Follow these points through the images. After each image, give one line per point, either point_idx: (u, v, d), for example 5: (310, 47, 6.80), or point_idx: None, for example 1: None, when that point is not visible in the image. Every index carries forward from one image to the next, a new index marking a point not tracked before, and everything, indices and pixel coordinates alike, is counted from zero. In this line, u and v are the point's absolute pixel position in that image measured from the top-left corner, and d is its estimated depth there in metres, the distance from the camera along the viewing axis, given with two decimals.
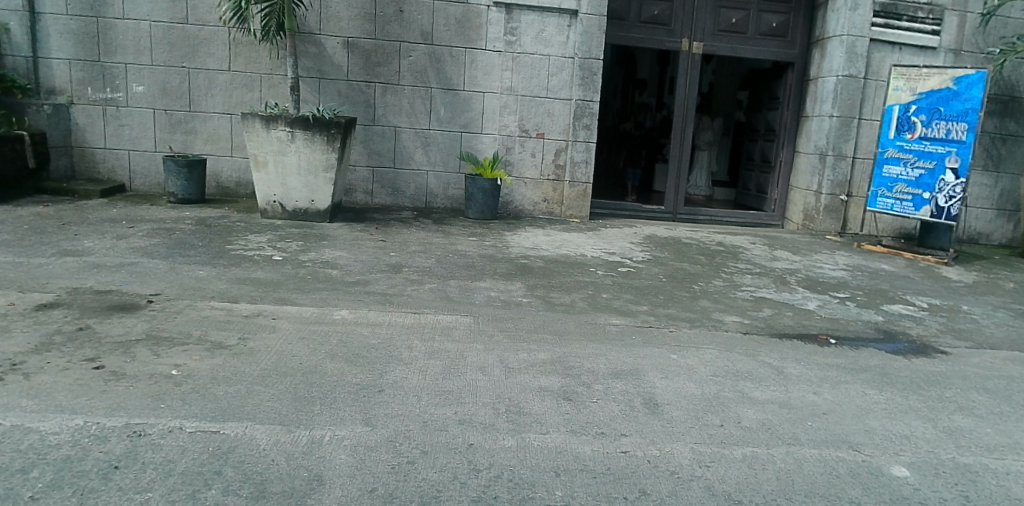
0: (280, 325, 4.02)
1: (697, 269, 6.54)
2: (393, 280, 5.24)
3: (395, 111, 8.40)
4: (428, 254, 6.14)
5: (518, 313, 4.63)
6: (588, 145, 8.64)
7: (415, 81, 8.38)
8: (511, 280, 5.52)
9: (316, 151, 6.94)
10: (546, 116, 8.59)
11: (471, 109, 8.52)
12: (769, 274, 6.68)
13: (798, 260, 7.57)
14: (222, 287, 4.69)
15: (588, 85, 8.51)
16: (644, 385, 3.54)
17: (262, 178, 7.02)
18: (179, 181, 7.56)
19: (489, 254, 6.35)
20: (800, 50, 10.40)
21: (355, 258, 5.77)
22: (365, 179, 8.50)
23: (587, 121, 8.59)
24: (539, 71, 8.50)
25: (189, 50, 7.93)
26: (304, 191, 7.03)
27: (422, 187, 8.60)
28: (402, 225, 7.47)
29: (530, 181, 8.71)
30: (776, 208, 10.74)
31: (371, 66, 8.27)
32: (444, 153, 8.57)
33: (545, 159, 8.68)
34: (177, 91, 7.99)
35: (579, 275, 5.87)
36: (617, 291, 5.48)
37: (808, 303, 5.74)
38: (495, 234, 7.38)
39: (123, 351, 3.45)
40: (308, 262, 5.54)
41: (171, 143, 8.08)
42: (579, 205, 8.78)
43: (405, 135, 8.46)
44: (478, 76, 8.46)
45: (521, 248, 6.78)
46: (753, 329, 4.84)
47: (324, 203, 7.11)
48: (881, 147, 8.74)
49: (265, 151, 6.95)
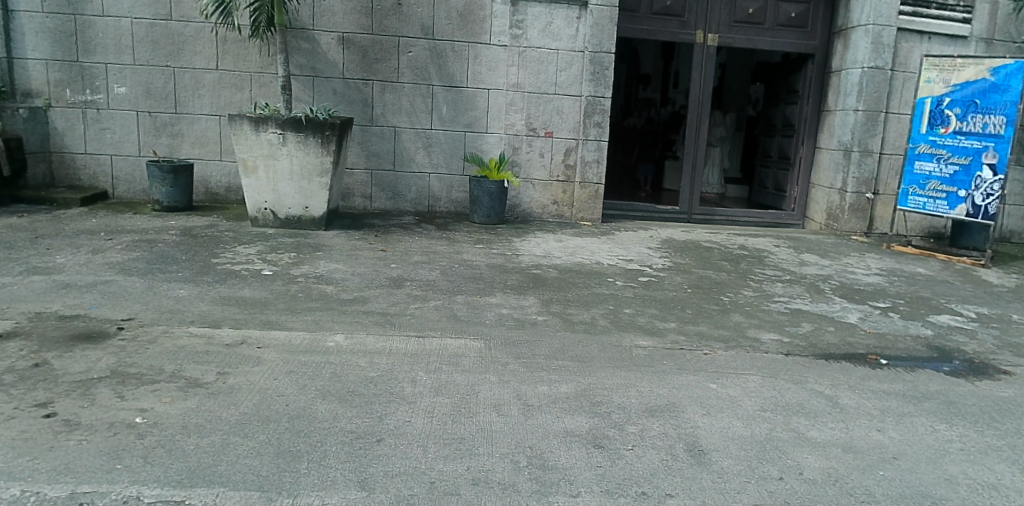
0: (265, 355, 3.55)
1: (722, 277, 6.06)
2: (394, 297, 4.76)
3: (395, 110, 7.92)
4: (432, 265, 5.66)
5: (534, 335, 4.16)
6: (600, 144, 8.16)
7: (416, 78, 7.90)
8: (523, 293, 5.04)
9: (310, 155, 6.48)
10: (555, 113, 8.10)
11: (475, 107, 8.03)
12: (800, 282, 6.19)
13: (827, 265, 7.08)
14: (202, 309, 4.23)
15: (599, 80, 8.02)
16: (684, 425, 3.07)
17: (252, 184, 6.55)
18: (164, 187, 7.10)
19: (498, 264, 5.88)
20: (820, 41, 9.88)
21: (352, 272, 5.30)
22: (364, 183, 8.03)
23: (598, 118, 8.10)
24: (547, 65, 8.01)
25: (173, 48, 7.47)
26: (297, 197, 6.56)
27: (424, 191, 8.13)
28: (403, 232, 7.00)
29: (538, 183, 8.23)
30: (796, 207, 10.26)
31: (369, 62, 7.79)
32: (448, 154, 8.09)
33: (554, 159, 8.20)
34: (161, 92, 7.54)
35: (596, 287, 5.39)
36: (640, 305, 5.00)
37: (847, 316, 5.25)
38: (503, 241, 6.90)
39: (79, 393, 2.99)
40: (300, 277, 5.07)
41: (157, 147, 7.63)
42: (591, 208, 8.30)
43: (406, 136, 7.99)
44: (482, 72, 7.97)
45: (531, 256, 6.31)
46: (794, 349, 4.36)
47: (319, 210, 6.64)
48: (912, 143, 8.24)
49: (255, 155, 6.49)
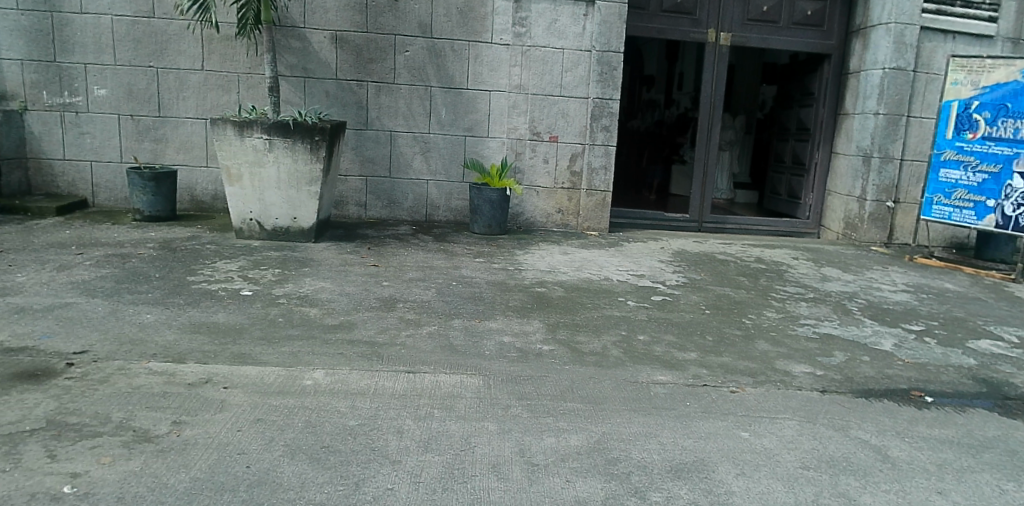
0: (231, 400, 3.10)
1: (742, 296, 5.61)
2: (384, 322, 4.31)
3: (390, 113, 7.47)
4: (428, 283, 5.21)
5: (538, 369, 3.69)
6: (608, 149, 7.71)
7: (413, 79, 7.45)
8: (527, 317, 4.59)
9: (299, 162, 6.03)
10: (560, 117, 7.64)
11: (475, 110, 7.59)
12: (826, 300, 5.73)
13: (851, 280, 6.61)
14: (167, 339, 3.78)
15: (607, 81, 7.57)
16: (715, 491, 2.62)
17: (236, 193, 6.09)
18: (145, 196, 6.65)
19: (500, 282, 5.42)
20: (837, 41, 9.40)
21: (339, 292, 4.85)
22: (357, 190, 7.57)
23: (606, 122, 7.65)
24: (552, 65, 7.55)
25: (156, 47, 7.03)
26: (284, 207, 6.11)
27: (422, 198, 7.67)
28: (398, 244, 6.55)
29: (542, 190, 7.77)
30: (811, 215, 9.79)
31: (362, 62, 7.34)
32: (446, 160, 7.64)
33: (559, 165, 7.74)
34: (144, 94, 7.10)
35: (606, 308, 4.92)
36: (656, 330, 4.53)
37: (882, 342, 4.79)
38: (505, 254, 6.44)
39: (5, 452, 2.55)
40: (282, 298, 4.62)
41: (139, 153, 7.19)
42: (597, 216, 7.84)
43: (403, 140, 7.54)
44: (483, 73, 7.53)
45: (535, 272, 5.86)
46: (830, 385, 3.89)
47: (307, 221, 6.19)
48: (938, 149, 7.73)
49: (239, 163, 6.04)
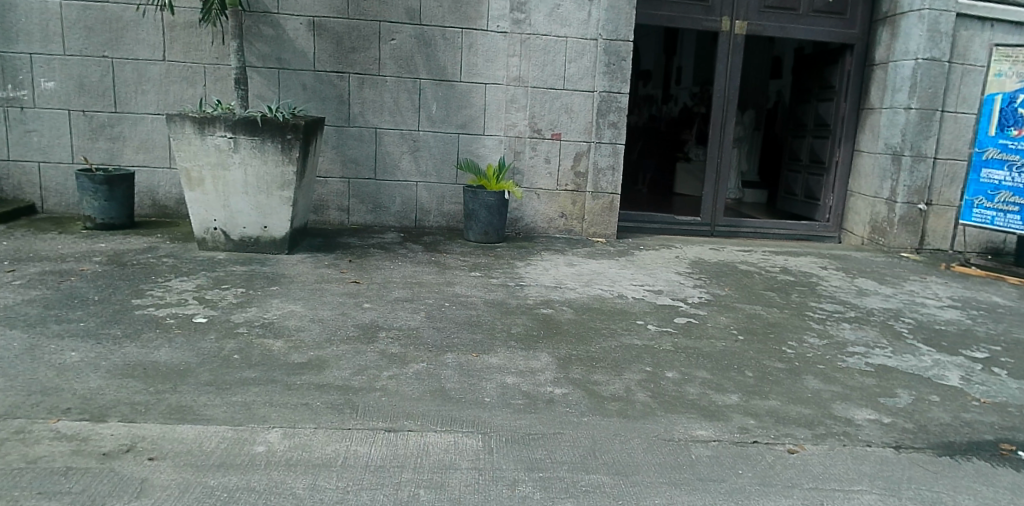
0: (154, 478, 2.40)
1: (775, 318, 4.93)
2: (362, 357, 3.59)
3: (375, 109, 6.74)
4: (416, 305, 4.51)
5: (551, 424, 2.99)
6: (615, 148, 7.01)
7: (400, 70, 6.72)
8: (533, 347, 3.89)
9: (270, 164, 5.31)
10: (564, 112, 6.93)
11: (470, 105, 6.87)
12: (869, 322, 5.05)
13: (889, 295, 5.94)
14: (88, 386, 3.05)
15: (615, 73, 6.86)
16: None
17: (198, 199, 5.37)
18: (97, 201, 5.91)
19: (500, 303, 4.72)
20: (860, 30, 8.72)
21: (311, 318, 4.13)
22: (339, 193, 6.85)
23: (614, 118, 6.94)
24: (554, 55, 6.83)
25: (111, 36, 6.28)
26: (253, 215, 5.40)
27: (411, 202, 6.95)
28: (383, 255, 5.83)
29: (544, 193, 7.07)
30: (831, 217, 9.12)
31: (344, 52, 6.61)
32: (438, 160, 6.92)
33: (562, 166, 7.04)
34: (98, 87, 6.35)
35: (624, 336, 4.21)
36: (686, 364, 3.84)
37: (947, 375, 4.11)
38: (504, 266, 5.73)
39: None
40: (242, 327, 3.90)
41: (93, 152, 6.44)
42: (604, 221, 7.14)
43: (389, 138, 6.81)
44: (478, 63, 6.80)
45: (539, 289, 5.15)
46: (904, 438, 3.21)
47: (279, 230, 5.47)
48: (979, 147, 7.07)
49: (200, 165, 5.31)
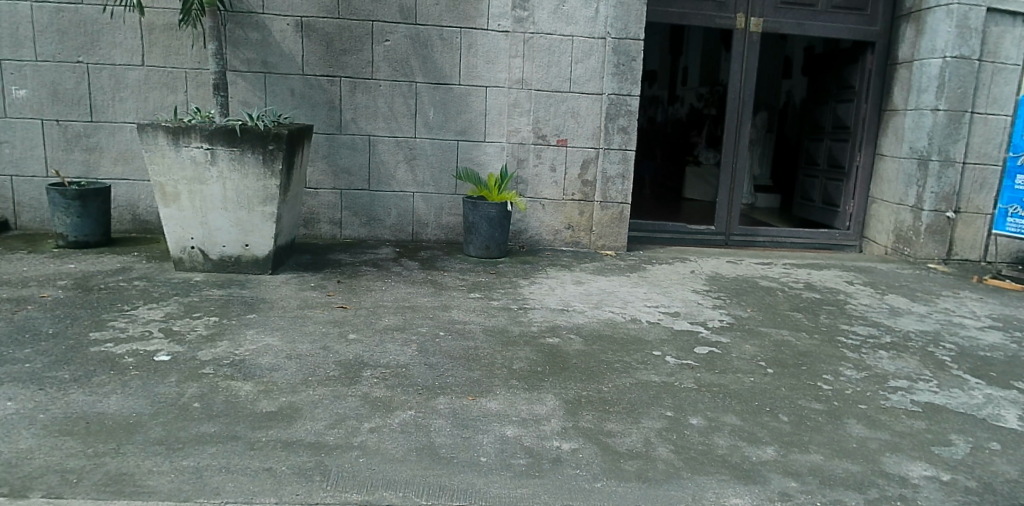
0: None
1: (806, 347, 4.46)
2: (343, 403, 3.15)
3: (368, 115, 6.30)
4: (408, 334, 4.06)
5: (557, 494, 2.54)
6: (625, 155, 6.55)
7: (394, 73, 6.27)
8: (536, 387, 3.43)
9: (250, 177, 4.86)
10: (570, 117, 6.48)
11: (469, 110, 6.42)
12: (909, 349, 4.57)
13: (925, 314, 5.46)
14: (17, 450, 2.61)
15: (624, 74, 6.40)
16: None
17: (173, 215, 4.92)
18: (70, 218, 5.47)
19: (501, 330, 4.26)
20: (882, 26, 8.21)
21: (289, 353, 3.69)
22: (331, 205, 6.40)
23: (623, 122, 6.49)
24: (559, 56, 6.37)
25: (85, 39, 5.85)
26: (232, 232, 4.95)
27: (407, 214, 6.50)
28: (375, 273, 5.39)
29: (549, 203, 6.63)
30: (852, 224, 8.62)
31: (334, 54, 6.17)
32: (436, 169, 6.47)
33: (568, 174, 6.59)
34: (72, 95, 5.93)
35: (640, 371, 3.75)
36: (711, 408, 3.37)
37: (1005, 415, 3.63)
38: (507, 285, 5.27)
39: None
40: (211, 367, 3.46)
41: (68, 164, 6.02)
42: (613, 233, 6.69)
43: (383, 146, 6.37)
44: (478, 65, 6.36)
45: (544, 312, 4.69)
46: (969, 502, 2.74)
47: (262, 248, 5.02)
48: (1014, 151, 6.58)
49: (175, 179, 4.85)
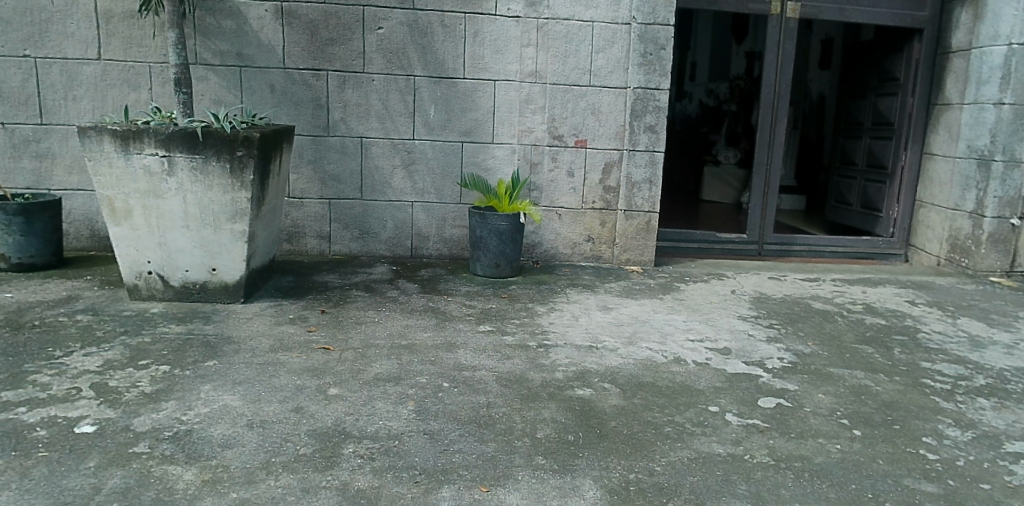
0: None
1: (889, 396, 3.66)
2: (315, 501, 2.36)
3: (360, 114, 5.50)
4: (403, 387, 3.27)
5: None
6: (653, 157, 5.75)
7: (389, 66, 5.47)
8: (570, 469, 2.64)
9: (216, 189, 4.07)
10: (590, 114, 5.69)
11: (476, 107, 5.61)
12: (1014, 395, 3.76)
13: (1013, 344, 4.64)
14: None
15: (652, 65, 5.59)
16: None
17: (125, 236, 4.13)
18: (12, 237, 4.67)
19: (518, 378, 3.47)
20: (931, 11, 7.38)
21: (251, 419, 2.89)
22: (318, 217, 5.61)
23: (651, 119, 5.69)
24: (577, 45, 5.57)
25: (31, 29, 5.06)
26: (196, 254, 4.17)
27: (406, 227, 5.71)
28: (367, 299, 4.60)
29: (566, 213, 5.84)
30: (897, 231, 7.81)
31: (319, 44, 5.36)
32: (437, 175, 5.67)
33: (588, 179, 5.80)
34: (17, 93, 5.14)
35: (698, 439, 2.96)
36: (802, 498, 2.57)
37: None
38: (522, 314, 4.47)
39: None
40: (146, 443, 2.67)
41: (15, 174, 5.24)
42: (639, 246, 5.90)
43: (378, 149, 5.57)
44: (484, 56, 5.54)
45: (569, 350, 3.90)
46: None
47: (232, 273, 4.24)
48: None
49: (125, 193, 4.05)
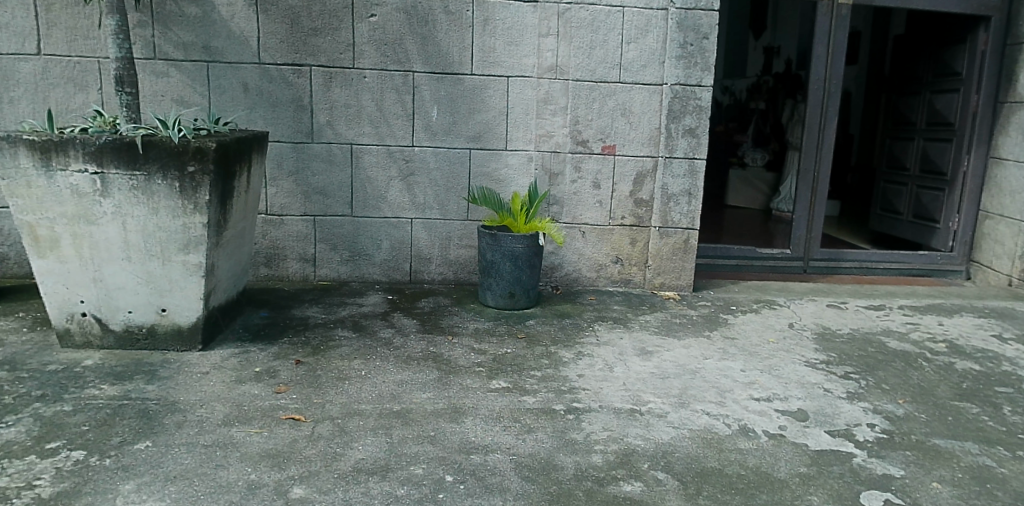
0: None
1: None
2: None
3: (351, 116, 4.69)
4: (390, 485, 2.45)
5: None
6: (693, 165, 4.92)
7: (384, 60, 4.65)
8: None
9: (162, 214, 3.27)
10: (620, 116, 4.86)
11: (486, 108, 4.79)
12: None
13: None
14: None
15: (692, 58, 4.75)
16: None
17: (52, 271, 3.34)
18: None
19: (542, 466, 2.64)
20: None
21: None
22: (302, 237, 4.81)
23: (690, 122, 4.85)
24: (605, 34, 4.74)
25: None
26: (142, 292, 3.39)
27: (404, 248, 4.90)
28: (354, 342, 3.78)
29: (591, 231, 5.01)
30: (958, 245, 6.92)
31: (301, 35, 4.55)
32: (441, 188, 4.86)
33: (617, 192, 4.97)
34: None
35: None
36: None
37: None
38: (543, 362, 3.64)
39: None
40: None
41: None
42: (675, 269, 5.07)
43: (371, 157, 4.76)
44: (496, 48, 4.72)
45: (605, 416, 3.07)
46: None
47: (186, 314, 3.44)
48: None
49: (49, 218, 3.26)
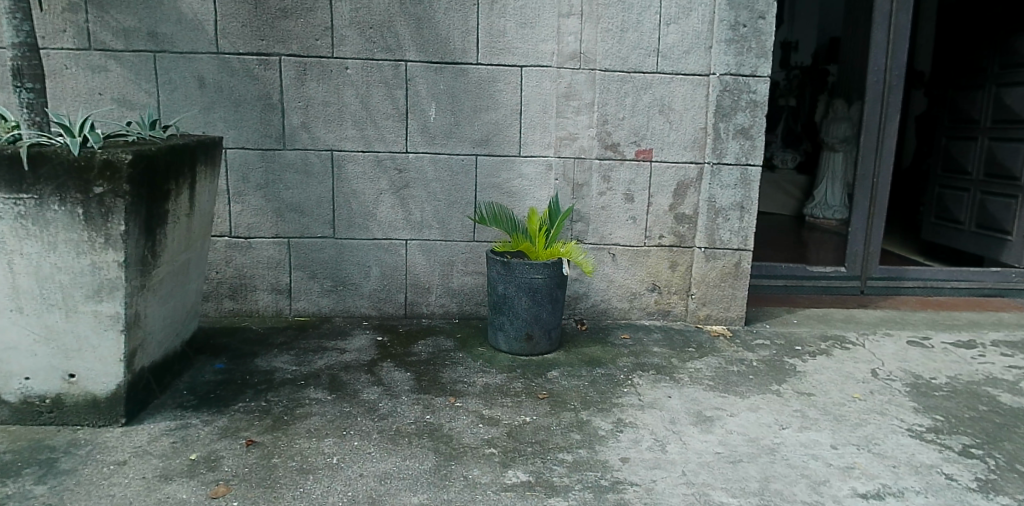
0: None
1: None
2: None
3: (330, 116, 3.84)
4: None
5: None
6: (746, 173, 4.05)
7: (369, 46, 3.79)
8: None
9: (62, 250, 2.45)
10: (659, 114, 3.99)
11: (496, 104, 3.92)
12: None
13: None
14: None
15: (746, 41, 3.88)
16: None
17: None
18: None
19: None
20: None
21: None
22: (273, 264, 3.97)
23: (744, 120, 3.98)
24: (640, 13, 3.87)
25: None
26: (40, 352, 2.55)
27: (397, 276, 4.05)
28: (328, 409, 2.93)
29: (624, 254, 4.15)
30: None
31: (267, 17, 3.71)
32: (442, 203, 4.00)
33: (654, 206, 4.10)
34: None
35: None
36: None
37: None
38: (573, 437, 2.78)
39: None
40: None
41: None
42: (725, 298, 4.19)
43: (355, 166, 3.91)
44: (507, 31, 3.85)
45: None
46: None
47: (100, 381, 2.60)
48: None
49: None
